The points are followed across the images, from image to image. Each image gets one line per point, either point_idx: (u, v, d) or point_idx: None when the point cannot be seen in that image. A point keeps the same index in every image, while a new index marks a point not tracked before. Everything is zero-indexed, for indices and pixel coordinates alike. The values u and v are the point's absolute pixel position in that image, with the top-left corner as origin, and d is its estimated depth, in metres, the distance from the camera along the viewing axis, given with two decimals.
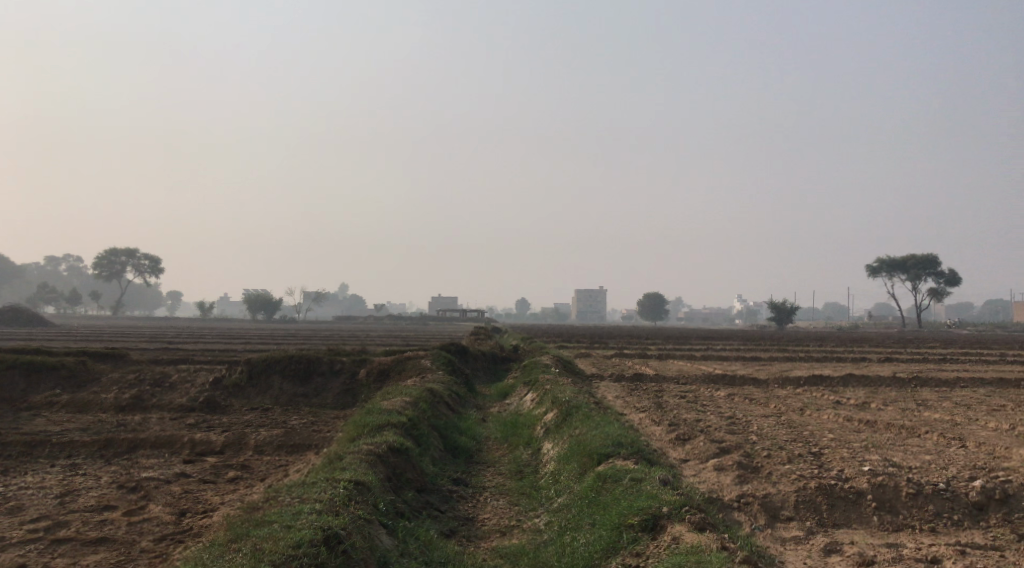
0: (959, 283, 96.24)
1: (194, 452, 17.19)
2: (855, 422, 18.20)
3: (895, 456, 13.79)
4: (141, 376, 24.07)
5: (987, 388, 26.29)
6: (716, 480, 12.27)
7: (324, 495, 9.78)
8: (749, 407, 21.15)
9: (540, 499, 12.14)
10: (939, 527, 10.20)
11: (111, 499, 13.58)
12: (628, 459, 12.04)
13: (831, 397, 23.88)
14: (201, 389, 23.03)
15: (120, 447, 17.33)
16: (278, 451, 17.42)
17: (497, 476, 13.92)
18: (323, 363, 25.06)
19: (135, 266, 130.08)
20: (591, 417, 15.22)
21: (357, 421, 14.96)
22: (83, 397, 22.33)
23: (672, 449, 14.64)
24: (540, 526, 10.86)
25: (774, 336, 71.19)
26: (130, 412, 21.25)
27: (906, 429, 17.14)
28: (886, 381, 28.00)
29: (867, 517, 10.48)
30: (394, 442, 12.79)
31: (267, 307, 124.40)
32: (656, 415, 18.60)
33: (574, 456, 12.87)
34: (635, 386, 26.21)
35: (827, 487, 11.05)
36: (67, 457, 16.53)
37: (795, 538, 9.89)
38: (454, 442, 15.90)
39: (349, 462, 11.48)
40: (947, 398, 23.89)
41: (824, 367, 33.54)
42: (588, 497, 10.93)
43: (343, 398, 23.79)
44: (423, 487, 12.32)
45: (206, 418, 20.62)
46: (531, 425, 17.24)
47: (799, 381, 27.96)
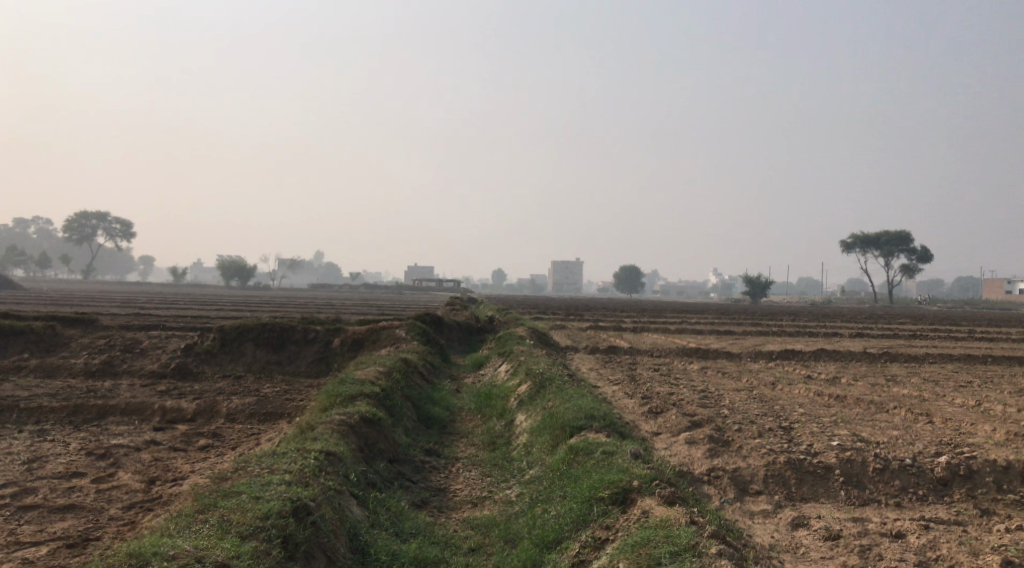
0: (930, 260, 97.54)
1: (164, 419, 17.06)
2: (825, 397, 18.42)
3: (863, 431, 13.96)
4: (111, 342, 23.81)
5: (954, 364, 26.72)
6: (687, 454, 12.35)
7: (294, 466, 9.71)
8: (722, 380, 21.32)
9: (512, 470, 12.17)
10: (905, 501, 10.35)
11: (80, 466, 13.44)
12: (600, 431, 12.09)
13: (802, 372, 24.16)
14: (173, 356, 22.83)
15: (89, 413, 17.15)
16: (250, 419, 17.32)
17: (470, 447, 13.93)
18: (297, 331, 24.90)
19: (106, 230, 128.44)
20: (565, 389, 15.25)
21: (330, 390, 14.88)
22: (51, 362, 22.05)
23: (644, 421, 14.72)
24: (511, 498, 10.89)
25: (747, 311, 71.80)
26: (100, 378, 21.03)
27: (875, 404, 17.36)
28: (856, 356, 28.35)
29: (834, 492, 10.60)
30: (366, 412, 12.73)
31: (242, 273, 123.37)
32: (630, 387, 18.70)
33: (546, 428, 12.89)
34: (610, 358, 26.33)
35: (796, 462, 11.16)
36: (35, 423, 16.33)
37: (764, 512, 9.99)
38: (427, 412, 15.88)
39: (321, 432, 11.42)
40: (916, 373, 24.26)
41: (797, 341, 33.91)
42: (559, 469, 10.97)
43: (317, 367, 23.70)
44: (395, 457, 12.31)
45: (177, 385, 20.46)
46: (504, 396, 17.26)
47: (771, 355, 28.23)
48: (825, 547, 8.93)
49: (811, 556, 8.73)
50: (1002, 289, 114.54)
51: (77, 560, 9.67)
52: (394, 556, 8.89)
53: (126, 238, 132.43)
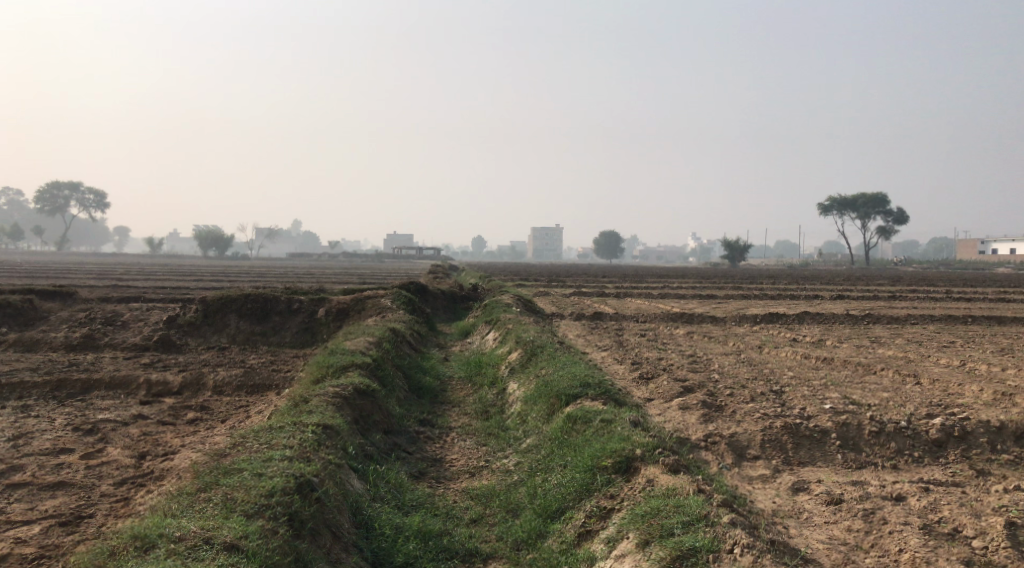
0: (906, 221, 98.33)
1: (150, 393, 16.85)
2: (813, 360, 18.53)
3: (854, 394, 14.02)
4: (92, 315, 23.47)
5: (935, 324, 26.98)
6: (681, 419, 12.34)
7: (292, 440, 9.58)
8: (709, 345, 21.38)
9: (508, 439, 12.13)
10: (901, 464, 10.41)
11: (67, 442, 13.24)
12: (596, 399, 12.04)
13: (787, 334, 24.28)
14: (155, 329, 22.57)
15: (74, 388, 16.91)
16: (238, 392, 17.14)
17: (463, 416, 13.87)
18: (281, 302, 24.64)
19: (79, 201, 126.58)
20: (556, 357, 15.21)
21: (320, 362, 14.73)
22: (31, 336, 21.69)
23: (636, 387, 14.71)
24: (510, 467, 10.85)
25: (726, 274, 71.92)
26: (82, 352, 20.74)
27: (862, 366, 17.46)
28: (839, 318, 28.52)
29: (831, 455, 10.65)
30: (359, 384, 12.59)
31: (218, 243, 121.88)
32: (619, 353, 18.73)
33: (541, 396, 12.83)
34: (596, 325, 26.31)
35: (793, 426, 11.19)
36: (19, 399, 16.07)
37: (763, 477, 10.02)
38: (418, 382, 15.77)
39: (315, 404, 11.27)
40: (899, 334, 24.48)
41: (779, 304, 34.10)
42: (557, 438, 10.92)
43: (303, 337, 23.53)
44: (390, 428, 12.22)
45: (161, 358, 20.24)
46: (495, 364, 17.18)
47: (755, 319, 28.36)
48: (828, 512, 8.97)
49: (815, 521, 8.77)
50: (976, 249, 115.71)
51: (72, 539, 9.53)
52: (398, 529, 8.85)
53: (99, 208, 130.66)
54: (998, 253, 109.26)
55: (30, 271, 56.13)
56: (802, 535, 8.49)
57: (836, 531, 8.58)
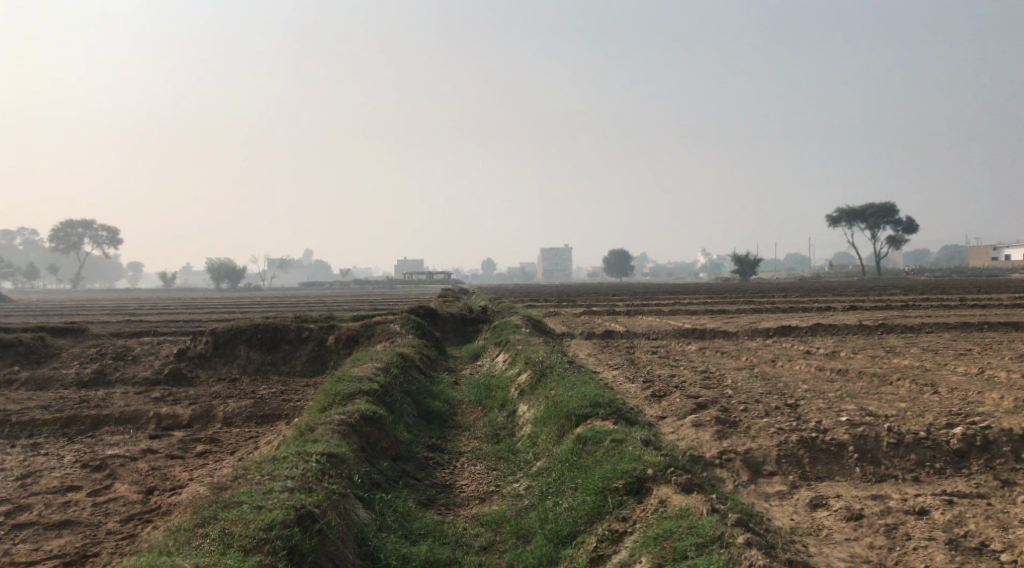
0: (917, 229, 97.71)
1: (160, 427, 16.72)
2: (827, 372, 18.24)
3: (871, 405, 13.73)
4: (103, 350, 23.41)
5: (950, 333, 26.60)
6: (695, 437, 12.09)
7: (295, 471, 9.42)
8: (722, 360, 21.07)
9: (519, 463, 11.90)
10: (922, 475, 10.14)
11: (75, 479, 13.11)
12: (607, 419, 11.81)
13: (800, 347, 23.98)
14: (166, 362, 22.50)
15: (83, 424, 16.80)
16: (248, 423, 16.99)
17: (473, 440, 13.66)
18: (290, 331, 24.57)
19: (92, 238, 127.55)
20: (566, 377, 14.97)
21: (328, 390, 14.57)
22: (43, 373, 21.64)
23: (648, 406, 14.49)
24: (521, 491, 10.62)
25: (737, 289, 71.44)
26: (93, 388, 20.66)
27: (878, 377, 17.14)
28: (853, 329, 28.14)
29: (849, 469, 10.38)
30: (366, 410, 12.43)
31: (230, 275, 122.24)
32: (630, 371, 18.49)
33: (551, 418, 12.61)
34: (607, 343, 26.04)
35: (809, 440, 10.92)
36: (29, 437, 15.97)
37: (780, 493, 9.77)
38: (427, 407, 15.57)
39: (321, 433, 11.12)
40: (914, 343, 24.14)
41: (791, 317, 33.76)
42: (568, 460, 10.70)
43: (313, 366, 23.38)
44: (399, 455, 12.01)
45: (172, 391, 20.12)
46: (505, 386, 16.96)
47: (768, 332, 28.07)
48: (848, 528, 8.71)
49: (835, 538, 8.51)
50: (989, 256, 114.68)
51: None
52: (405, 559, 8.64)
53: (112, 245, 131.57)
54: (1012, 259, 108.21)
55: (45, 309, 56.65)
56: (821, 552, 8.23)
57: (858, 548, 8.31)
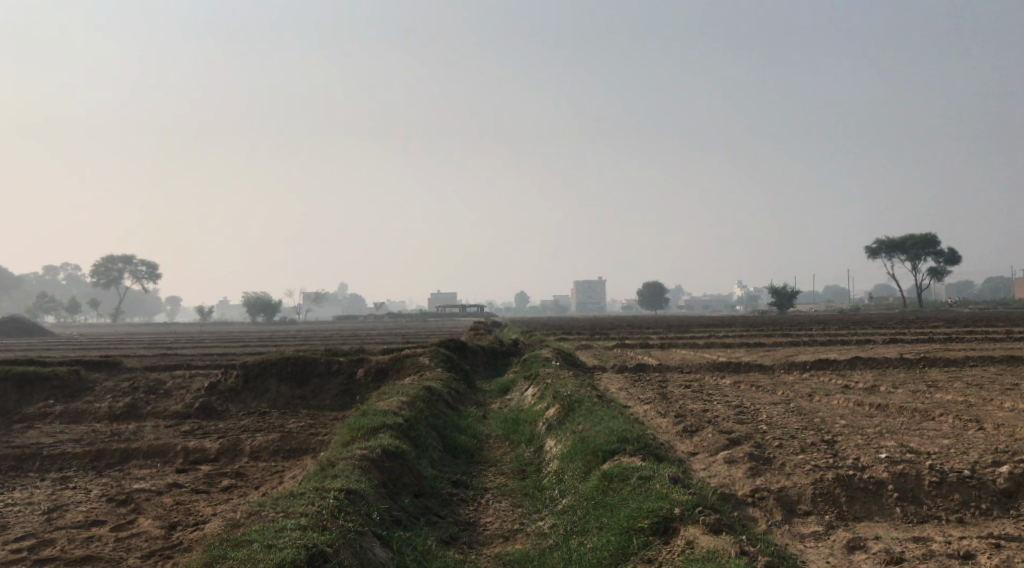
0: (958, 261, 95.80)
1: (188, 460, 16.62)
2: (866, 407, 17.68)
3: (911, 442, 13.22)
4: (135, 384, 23.49)
5: (996, 366, 25.77)
6: (728, 474, 11.71)
7: (311, 508, 9.26)
8: (757, 394, 20.55)
9: (544, 500, 11.58)
10: (967, 517, 9.67)
11: (100, 514, 13.02)
12: (635, 455, 11.48)
13: (839, 381, 23.35)
14: (197, 395, 22.51)
15: (112, 457, 16.77)
16: (275, 457, 16.85)
17: (500, 476, 13.38)
18: (320, 364, 24.52)
19: (132, 273, 129.73)
20: (595, 412, 14.62)
21: (352, 424, 14.37)
22: (76, 407, 21.74)
23: (679, 442, 14.12)
24: (545, 530, 10.30)
25: (774, 321, 70.46)
26: (125, 421, 20.68)
27: (919, 413, 16.54)
28: (893, 362, 27.38)
29: (889, 509, 9.93)
30: (389, 445, 12.22)
31: (266, 309, 123.62)
32: (662, 406, 18.09)
33: (578, 454, 12.30)
34: (639, 377, 25.59)
35: (846, 478, 10.48)
36: (58, 471, 15.97)
37: (815, 533, 9.38)
38: (453, 442, 15.31)
39: (341, 469, 10.93)
40: (957, 377, 23.39)
41: (829, 350, 33.01)
42: (594, 498, 10.38)
43: (342, 399, 23.21)
44: (422, 491, 11.75)
45: (202, 425, 20.08)
46: (533, 421, 16.65)
47: (805, 366, 27.41)
48: None
49: None
50: None
51: None
52: None
53: (152, 280, 133.64)
54: None
55: (86, 343, 57.42)
56: None
57: None
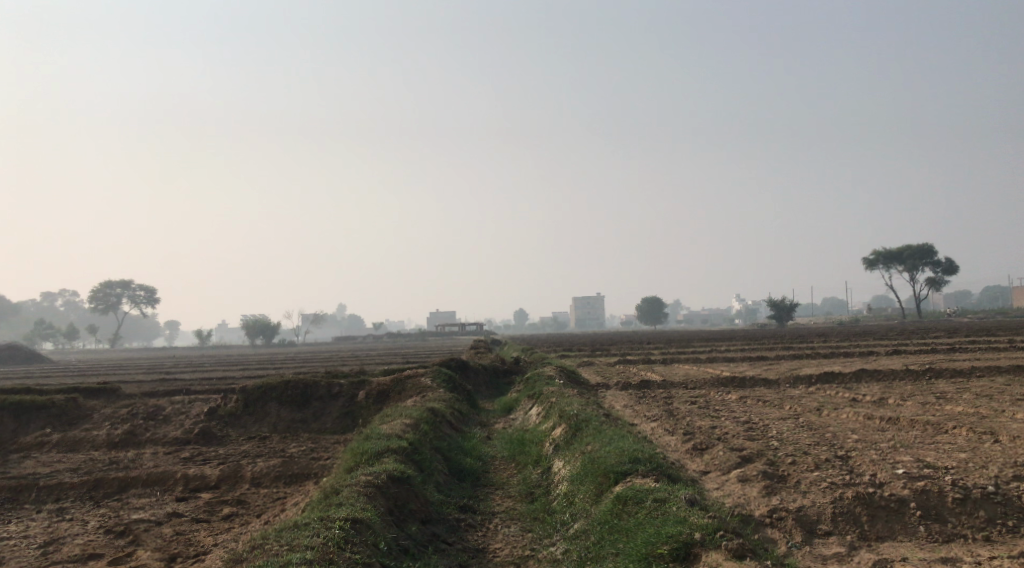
0: (956, 271, 95.64)
1: (187, 488, 16.26)
2: (877, 420, 17.37)
3: (928, 456, 12.91)
4: (134, 410, 23.12)
5: (1003, 376, 25.44)
6: (742, 494, 11.41)
7: (316, 540, 8.98)
8: (765, 409, 20.23)
9: (555, 524, 11.26)
10: (994, 535, 9.37)
11: (98, 546, 12.66)
12: (647, 476, 11.17)
13: (846, 394, 23.02)
14: (196, 421, 22.17)
15: (111, 487, 16.41)
16: (276, 483, 16.49)
17: (507, 499, 13.04)
18: (320, 388, 24.19)
19: (131, 298, 129.41)
20: (603, 431, 14.30)
21: (355, 448, 14.04)
22: (74, 435, 21.37)
23: (690, 460, 13.81)
24: (558, 556, 10.00)
25: (773, 334, 70.14)
26: (123, 449, 20.32)
27: (931, 425, 16.22)
28: (899, 374, 27.07)
29: (912, 528, 9.62)
30: (394, 470, 11.90)
31: (265, 332, 123.13)
32: (669, 423, 17.78)
33: (588, 475, 11.99)
34: (643, 394, 25.26)
35: (866, 495, 10.14)
36: (55, 502, 15.61)
37: (838, 556, 9.12)
38: (458, 465, 14.96)
39: (346, 496, 10.63)
40: (966, 388, 23.08)
41: (833, 363, 32.70)
42: (608, 522, 10.09)
43: (343, 422, 22.85)
44: (428, 517, 11.42)
45: (202, 451, 19.74)
46: (539, 441, 16.31)
47: (811, 379, 27.08)
48: None
49: None
50: None
51: None
52: None
53: (150, 304, 133.15)
54: None
55: (84, 368, 57.06)
56: None
57: None
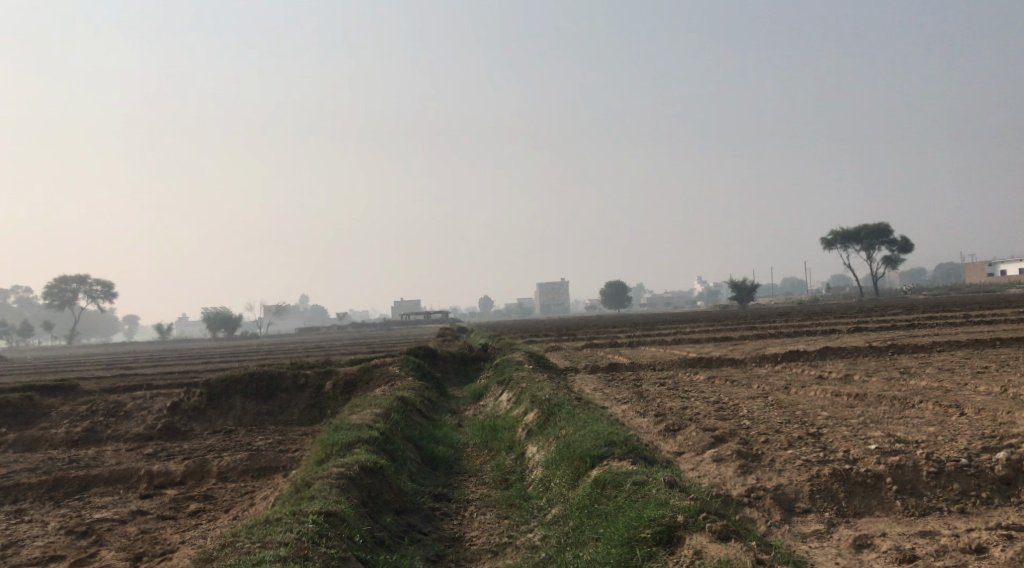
0: (911, 249, 97.28)
1: (152, 485, 15.85)
2: (845, 397, 17.49)
3: (898, 431, 12.96)
4: (94, 407, 22.54)
5: (963, 351, 25.86)
6: (717, 474, 11.37)
7: (289, 536, 8.75)
8: (733, 389, 20.31)
9: (532, 510, 11.12)
10: (970, 507, 9.40)
11: (59, 548, 12.26)
12: (624, 459, 11.06)
13: (813, 372, 23.23)
14: (159, 416, 21.69)
15: (71, 486, 15.93)
16: (243, 477, 16.14)
17: (481, 487, 12.87)
18: (286, 379, 23.81)
19: (87, 293, 126.81)
20: (576, 415, 14.17)
21: (325, 439, 13.77)
22: (32, 434, 20.76)
23: (663, 442, 13.75)
24: (536, 542, 9.87)
25: (735, 315, 70.76)
26: (84, 447, 19.77)
27: (898, 400, 16.35)
28: (862, 351, 27.35)
29: (889, 503, 9.62)
30: (366, 461, 11.65)
31: (227, 324, 121.52)
32: (640, 405, 17.74)
33: (563, 460, 11.85)
34: (612, 377, 25.29)
35: (843, 472, 10.13)
36: (13, 503, 15.13)
37: (817, 533, 9.10)
38: (430, 453, 14.75)
39: (318, 489, 10.38)
40: (928, 363, 23.40)
41: (797, 342, 33.02)
42: (586, 507, 9.97)
43: (311, 413, 22.49)
44: (402, 508, 11.22)
45: (165, 446, 19.29)
46: (511, 426, 16.16)
47: (776, 358, 27.27)
48: None
49: None
50: (985, 272, 113.66)
51: None
52: None
53: (107, 299, 130.68)
54: (1008, 273, 107.03)
55: (40, 366, 55.72)
56: None
57: None
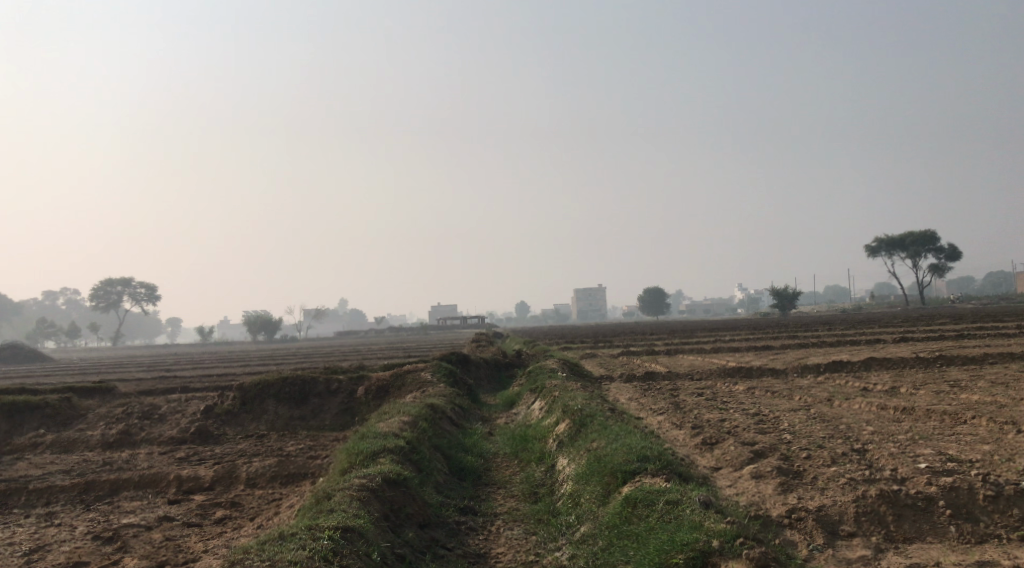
0: (959, 257, 94.87)
1: (181, 490, 15.68)
2: (892, 411, 16.75)
3: (950, 449, 12.28)
4: (129, 409, 22.52)
5: (1015, 363, 24.83)
6: (757, 491, 10.81)
7: (303, 554, 8.42)
8: (774, 400, 19.63)
9: (560, 527, 10.68)
10: None
11: (83, 554, 12.08)
12: (658, 476, 10.56)
13: (857, 384, 22.40)
14: (193, 419, 21.59)
15: (102, 489, 15.83)
16: (272, 483, 15.92)
17: (509, 499, 12.44)
18: (319, 384, 23.61)
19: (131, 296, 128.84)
20: (608, 427, 13.67)
21: (350, 448, 13.44)
22: (68, 436, 20.79)
23: (700, 456, 13.20)
24: (563, 562, 9.42)
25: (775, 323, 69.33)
26: (118, 449, 19.73)
27: (949, 416, 15.58)
28: (909, 362, 26.40)
29: (942, 528, 9.01)
30: (389, 472, 11.26)
31: (266, 328, 122.61)
32: (677, 416, 17.17)
33: (594, 475, 11.37)
34: (649, 386, 24.69)
35: (891, 493, 9.51)
36: (44, 506, 15.05)
37: (863, 560, 8.55)
38: (458, 463, 14.35)
39: (338, 501, 10.03)
40: (979, 376, 22.46)
41: (840, 351, 32.08)
42: (616, 527, 9.51)
43: (343, 418, 22.27)
44: (426, 521, 10.84)
45: (197, 450, 19.17)
46: (542, 436, 15.71)
47: (819, 369, 26.42)
48: None
49: None
50: None
51: None
52: None
53: (151, 301, 132.70)
54: None
55: (84, 367, 56.44)
56: None
57: None
